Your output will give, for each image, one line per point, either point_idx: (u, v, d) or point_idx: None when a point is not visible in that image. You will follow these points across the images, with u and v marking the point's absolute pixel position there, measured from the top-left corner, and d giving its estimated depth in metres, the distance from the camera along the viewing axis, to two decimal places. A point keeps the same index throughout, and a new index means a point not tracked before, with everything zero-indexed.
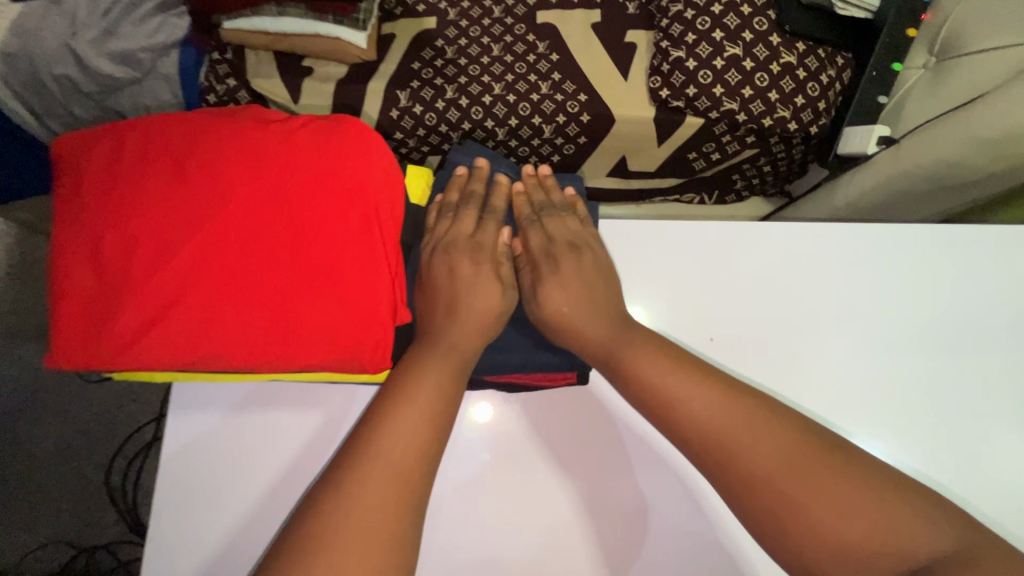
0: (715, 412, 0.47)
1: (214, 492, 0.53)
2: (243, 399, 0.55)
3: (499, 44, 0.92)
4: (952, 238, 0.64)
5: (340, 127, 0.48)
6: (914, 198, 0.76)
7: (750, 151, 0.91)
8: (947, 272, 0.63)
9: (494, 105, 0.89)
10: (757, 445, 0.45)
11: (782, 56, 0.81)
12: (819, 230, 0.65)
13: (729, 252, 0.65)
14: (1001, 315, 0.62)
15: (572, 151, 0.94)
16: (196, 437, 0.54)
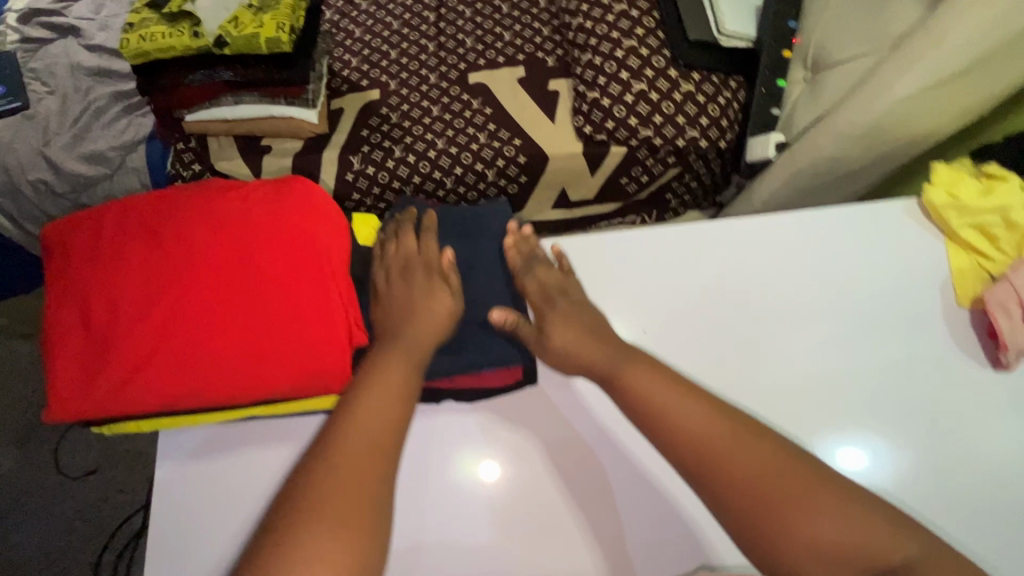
0: (693, 413, 0.53)
1: (200, 529, 0.56)
2: (227, 438, 0.60)
3: (438, 105, 1.03)
4: (854, 218, 0.70)
5: (288, 185, 0.55)
6: (817, 189, 0.87)
7: (673, 170, 1.01)
8: (857, 248, 0.69)
9: (440, 158, 0.98)
10: (749, 460, 0.50)
11: (681, 85, 0.93)
12: (737, 227, 0.71)
13: (662, 257, 0.70)
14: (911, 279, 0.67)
15: (517, 190, 1.02)
16: (184, 480, 0.58)
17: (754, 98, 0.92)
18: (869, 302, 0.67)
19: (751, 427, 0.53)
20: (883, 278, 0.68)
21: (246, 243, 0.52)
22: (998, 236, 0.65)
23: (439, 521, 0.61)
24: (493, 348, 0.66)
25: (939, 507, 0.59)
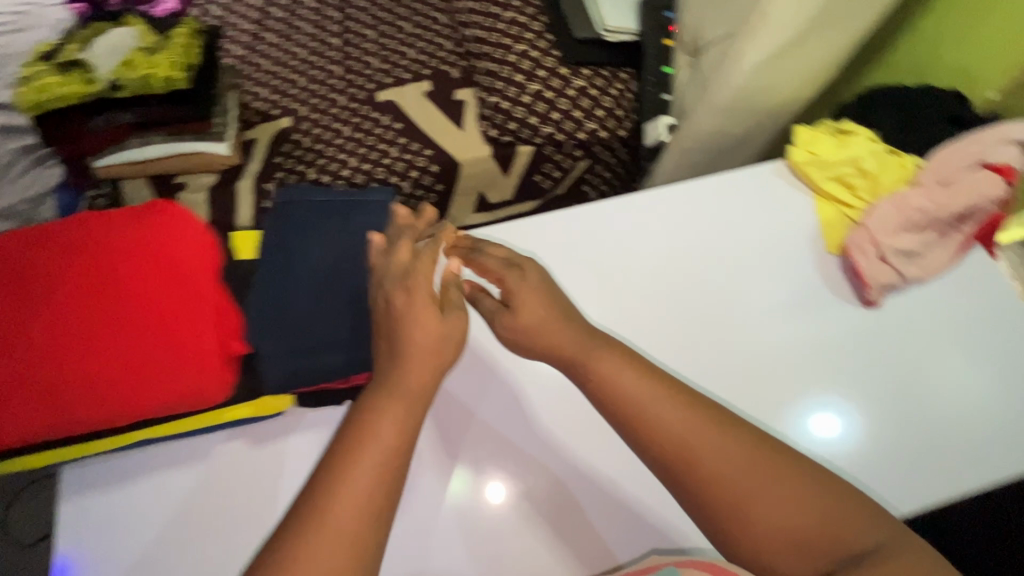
0: (677, 419, 0.47)
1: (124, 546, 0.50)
2: (158, 455, 0.53)
3: (349, 126, 1.06)
4: (732, 184, 0.74)
5: (156, 211, 0.56)
6: (708, 163, 0.92)
7: (583, 163, 1.05)
8: (740, 212, 0.72)
9: (354, 176, 1.01)
10: (717, 456, 0.46)
11: (573, 82, 0.98)
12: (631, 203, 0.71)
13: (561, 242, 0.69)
14: (791, 234, 0.71)
15: (435, 199, 1.06)
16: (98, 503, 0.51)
17: (645, 87, 0.97)
18: (756, 262, 0.70)
19: (732, 423, 0.48)
20: (768, 238, 0.71)
21: (113, 270, 0.52)
22: (855, 186, 0.70)
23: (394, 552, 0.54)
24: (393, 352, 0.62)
25: (852, 450, 0.60)
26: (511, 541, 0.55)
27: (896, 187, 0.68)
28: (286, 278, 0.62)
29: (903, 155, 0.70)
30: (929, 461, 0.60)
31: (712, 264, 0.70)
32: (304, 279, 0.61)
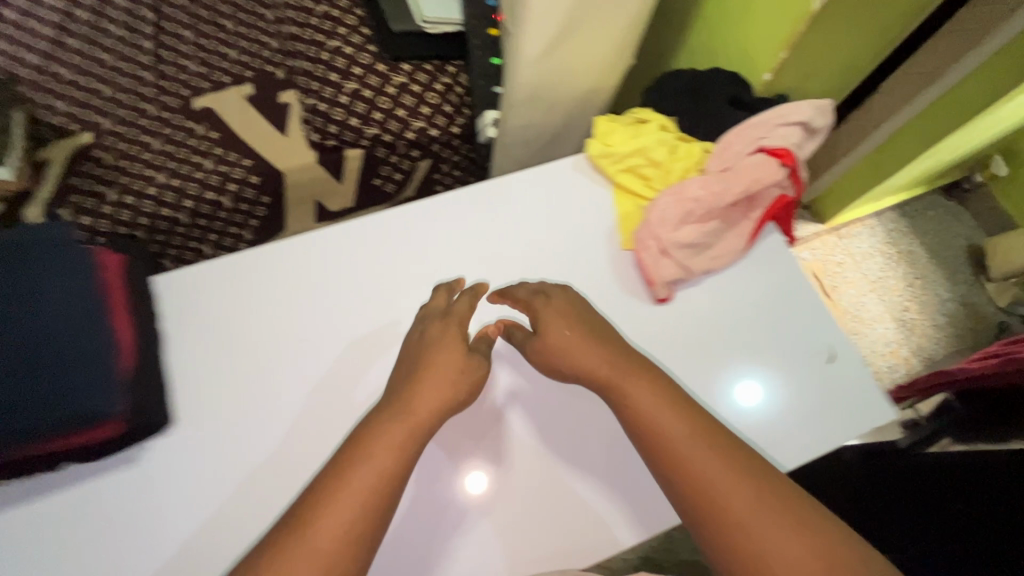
0: (709, 451, 0.47)
1: (144, 524, 0.56)
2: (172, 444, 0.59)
3: (160, 138, 0.96)
4: (529, 181, 0.70)
5: None
6: (540, 152, 0.88)
7: (424, 162, 1.00)
8: (540, 210, 0.69)
9: (163, 194, 0.92)
10: (717, 477, 0.46)
11: (393, 78, 0.92)
12: (421, 206, 0.69)
13: (349, 248, 0.67)
14: (590, 230, 0.68)
15: (265, 212, 0.99)
16: (116, 486, 0.57)
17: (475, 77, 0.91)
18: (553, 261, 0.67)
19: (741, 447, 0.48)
20: (572, 237, 0.68)
21: None
22: (649, 177, 0.68)
23: (411, 547, 0.59)
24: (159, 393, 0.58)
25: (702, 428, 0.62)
26: (528, 530, 0.61)
27: (686, 175, 0.67)
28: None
29: (694, 141, 0.68)
30: (761, 445, 0.60)
31: (505, 269, 0.67)
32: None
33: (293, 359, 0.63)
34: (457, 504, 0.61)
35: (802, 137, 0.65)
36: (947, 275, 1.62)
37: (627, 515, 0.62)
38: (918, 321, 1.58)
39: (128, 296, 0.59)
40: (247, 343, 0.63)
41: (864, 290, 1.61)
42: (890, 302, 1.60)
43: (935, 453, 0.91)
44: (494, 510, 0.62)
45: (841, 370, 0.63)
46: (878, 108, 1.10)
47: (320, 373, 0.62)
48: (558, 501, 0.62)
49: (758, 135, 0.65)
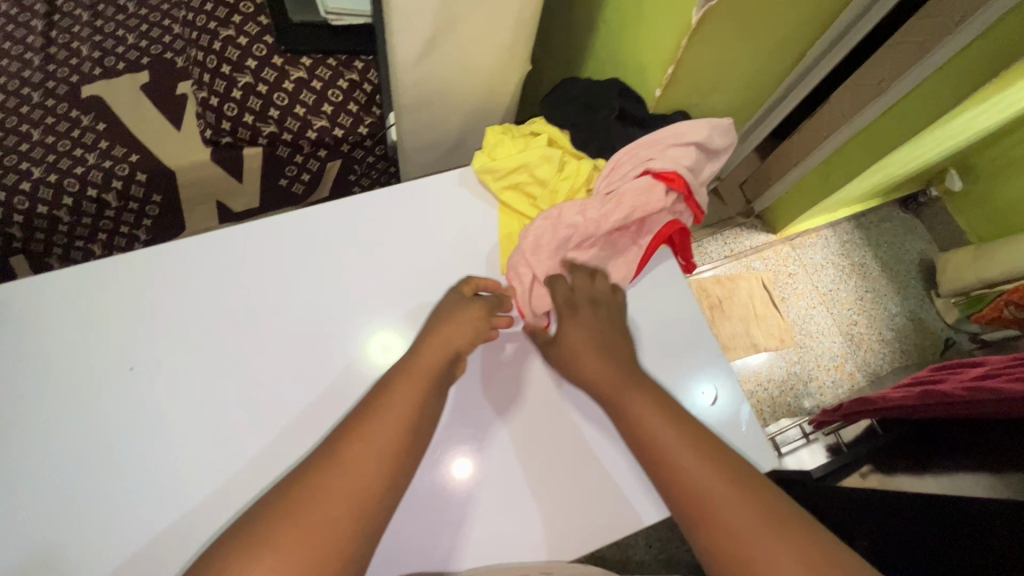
0: (711, 469, 0.43)
1: (99, 504, 0.51)
2: (142, 412, 0.54)
3: (40, 127, 0.89)
4: (407, 194, 0.64)
5: None
6: (447, 159, 0.81)
7: (333, 164, 0.94)
8: (416, 227, 0.63)
9: (38, 190, 0.84)
10: (702, 475, 0.42)
11: (290, 73, 0.86)
12: (288, 220, 0.62)
13: (204, 263, 0.60)
14: (470, 249, 0.63)
15: (158, 211, 0.92)
16: (66, 460, 0.52)
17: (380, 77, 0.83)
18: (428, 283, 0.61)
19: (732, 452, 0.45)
20: (450, 258, 0.63)
21: None
22: (535, 195, 0.63)
23: (402, 536, 0.51)
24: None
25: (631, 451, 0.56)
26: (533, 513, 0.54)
27: (573, 195, 0.62)
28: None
29: (583, 158, 0.64)
30: None
31: (376, 295, 0.61)
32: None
33: (114, 388, 0.55)
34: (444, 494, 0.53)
35: (697, 159, 0.61)
36: (898, 288, 1.52)
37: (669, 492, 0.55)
38: (866, 334, 1.48)
39: None
40: (188, 324, 0.58)
41: (813, 301, 1.50)
42: (838, 315, 1.50)
43: (849, 485, 0.88)
44: (490, 494, 0.54)
45: (728, 409, 0.59)
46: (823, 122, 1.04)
47: (203, 379, 0.56)
48: (568, 479, 0.55)
49: (649, 156, 0.60)
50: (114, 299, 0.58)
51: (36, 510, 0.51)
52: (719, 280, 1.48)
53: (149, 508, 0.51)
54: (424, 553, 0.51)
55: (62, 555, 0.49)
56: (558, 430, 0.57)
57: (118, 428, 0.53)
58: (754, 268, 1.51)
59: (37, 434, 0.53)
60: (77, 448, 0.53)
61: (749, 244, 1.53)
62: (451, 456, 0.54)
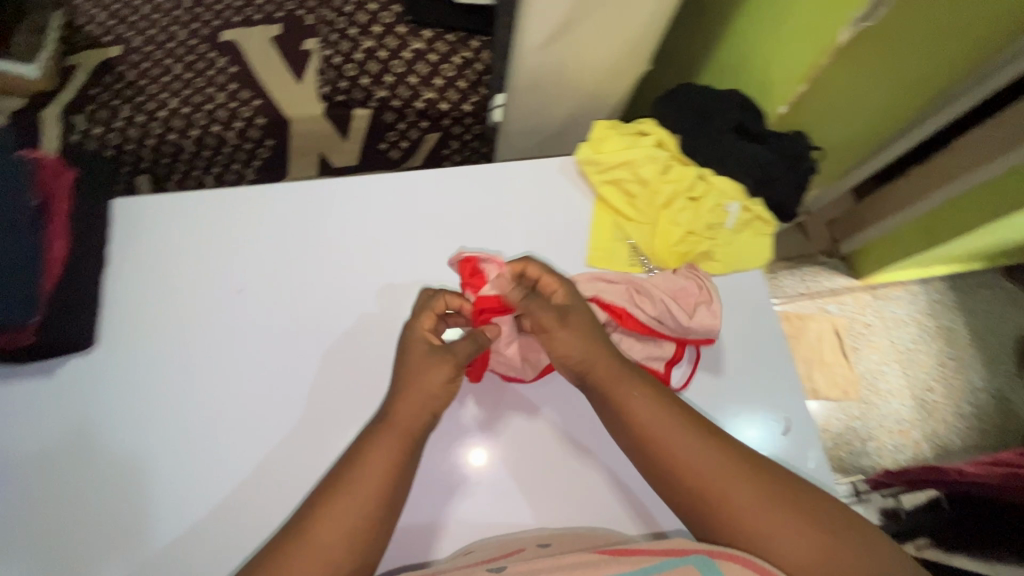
0: (725, 474, 0.44)
1: (177, 418, 0.55)
2: (219, 343, 0.58)
3: (181, 63, 0.97)
4: (506, 171, 0.66)
5: None
6: (544, 144, 0.82)
7: (432, 135, 0.97)
8: (510, 205, 0.65)
9: (173, 119, 0.93)
10: (720, 481, 0.43)
11: (411, 43, 0.91)
12: (391, 179, 0.65)
13: (306, 206, 0.63)
14: (559, 235, 0.64)
15: (267, 154, 0.98)
16: (155, 371, 0.57)
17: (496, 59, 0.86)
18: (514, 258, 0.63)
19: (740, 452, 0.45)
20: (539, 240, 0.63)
21: None
22: (633, 194, 0.63)
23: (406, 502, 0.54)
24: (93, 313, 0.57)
25: None
26: (553, 495, 0.56)
27: (673, 199, 0.62)
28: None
29: (689, 165, 0.62)
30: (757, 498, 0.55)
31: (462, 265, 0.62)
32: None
33: (220, 306, 0.59)
34: (470, 465, 0.56)
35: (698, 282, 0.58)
36: (988, 362, 1.40)
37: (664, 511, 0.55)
38: (941, 404, 1.37)
39: (70, 205, 0.55)
40: (283, 263, 0.61)
41: (887, 357, 1.40)
42: (912, 377, 1.39)
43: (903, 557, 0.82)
44: (492, 476, 0.56)
45: (794, 448, 0.57)
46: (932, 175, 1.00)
47: (284, 318, 0.59)
48: (569, 483, 0.56)
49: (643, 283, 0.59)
50: (227, 226, 0.62)
51: (134, 403, 0.55)
52: (788, 317, 1.40)
53: (231, 422, 0.55)
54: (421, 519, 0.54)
55: (144, 457, 0.54)
56: (592, 427, 0.58)
57: (216, 344, 0.58)
58: (828, 311, 1.42)
59: (136, 337, 0.57)
60: (165, 356, 0.57)
61: (828, 285, 1.42)
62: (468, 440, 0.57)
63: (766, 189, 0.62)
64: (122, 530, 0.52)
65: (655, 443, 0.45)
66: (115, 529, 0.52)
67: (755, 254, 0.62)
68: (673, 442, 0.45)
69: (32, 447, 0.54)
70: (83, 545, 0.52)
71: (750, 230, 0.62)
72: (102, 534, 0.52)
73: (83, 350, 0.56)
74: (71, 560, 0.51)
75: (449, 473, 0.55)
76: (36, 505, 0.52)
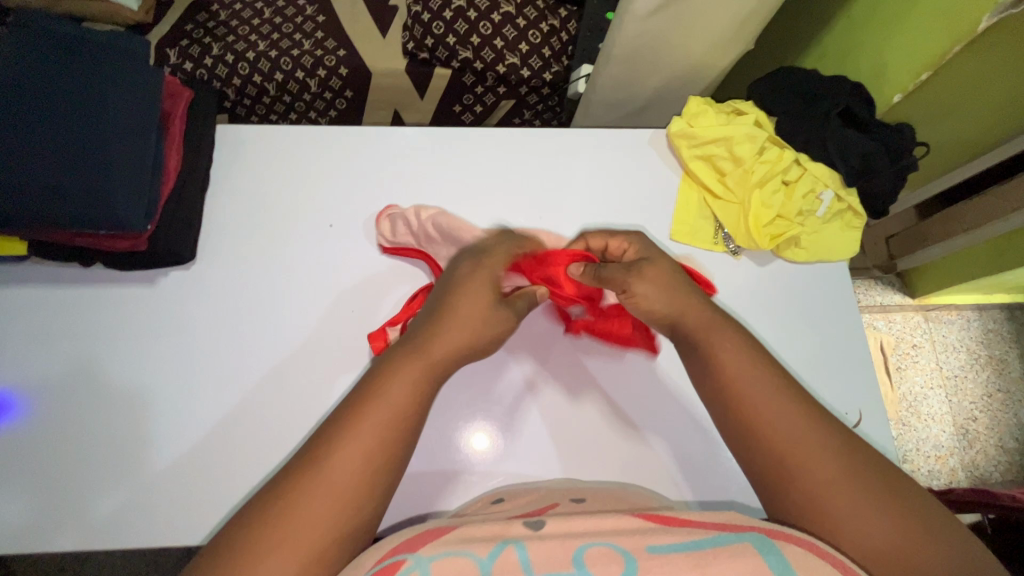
0: (808, 441, 0.40)
1: (265, 345, 0.57)
2: (308, 277, 0.59)
3: (271, 8, 0.99)
4: (595, 137, 0.66)
5: None
6: (625, 118, 0.81)
7: (507, 102, 0.97)
8: (599, 171, 0.65)
9: (259, 61, 0.94)
10: (802, 451, 0.40)
11: (501, 6, 0.91)
12: (481, 133, 0.65)
13: (397, 150, 0.64)
14: (644, 205, 0.63)
15: (345, 105, 0.99)
16: (247, 298, 0.58)
17: (583, 28, 0.86)
18: (597, 222, 0.63)
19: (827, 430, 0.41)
20: (624, 207, 0.63)
21: None
22: (724, 172, 0.63)
23: (427, 473, 0.54)
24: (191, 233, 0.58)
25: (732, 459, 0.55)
26: (569, 462, 0.55)
27: (767, 180, 0.61)
28: (21, 127, 0.50)
29: (786, 149, 0.62)
30: None
31: (544, 227, 0.62)
32: (45, 137, 0.50)
33: (313, 237, 0.61)
34: (478, 442, 0.55)
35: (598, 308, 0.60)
36: None
37: (698, 477, 0.55)
38: (986, 436, 1.15)
39: (186, 129, 0.60)
40: (369, 203, 0.62)
41: (931, 381, 1.18)
42: (957, 405, 1.17)
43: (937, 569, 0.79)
44: (508, 451, 0.55)
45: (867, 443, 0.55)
46: (972, 213, 0.96)
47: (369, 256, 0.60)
48: (593, 456, 0.56)
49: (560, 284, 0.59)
50: (322, 163, 0.64)
51: (224, 320, 0.57)
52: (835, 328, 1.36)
53: (312, 352, 0.56)
54: (447, 490, 0.54)
55: (230, 378, 0.55)
56: (607, 406, 0.57)
57: (304, 275, 0.59)
58: (875, 328, 1.20)
59: (230, 262, 0.59)
60: (260, 283, 0.59)
61: (880, 300, 1.20)
62: (477, 420, 0.56)
63: (866, 179, 0.61)
64: (196, 441, 0.53)
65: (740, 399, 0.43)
66: (191, 439, 0.53)
67: (843, 246, 0.61)
68: (766, 405, 0.42)
69: (123, 350, 0.56)
70: (159, 450, 0.53)
71: (839, 221, 0.62)
72: (179, 442, 0.53)
73: (183, 265, 0.58)
74: (147, 464, 0.52)
75: (462, 449, 0.55)
76: (120, 406, 0.54)
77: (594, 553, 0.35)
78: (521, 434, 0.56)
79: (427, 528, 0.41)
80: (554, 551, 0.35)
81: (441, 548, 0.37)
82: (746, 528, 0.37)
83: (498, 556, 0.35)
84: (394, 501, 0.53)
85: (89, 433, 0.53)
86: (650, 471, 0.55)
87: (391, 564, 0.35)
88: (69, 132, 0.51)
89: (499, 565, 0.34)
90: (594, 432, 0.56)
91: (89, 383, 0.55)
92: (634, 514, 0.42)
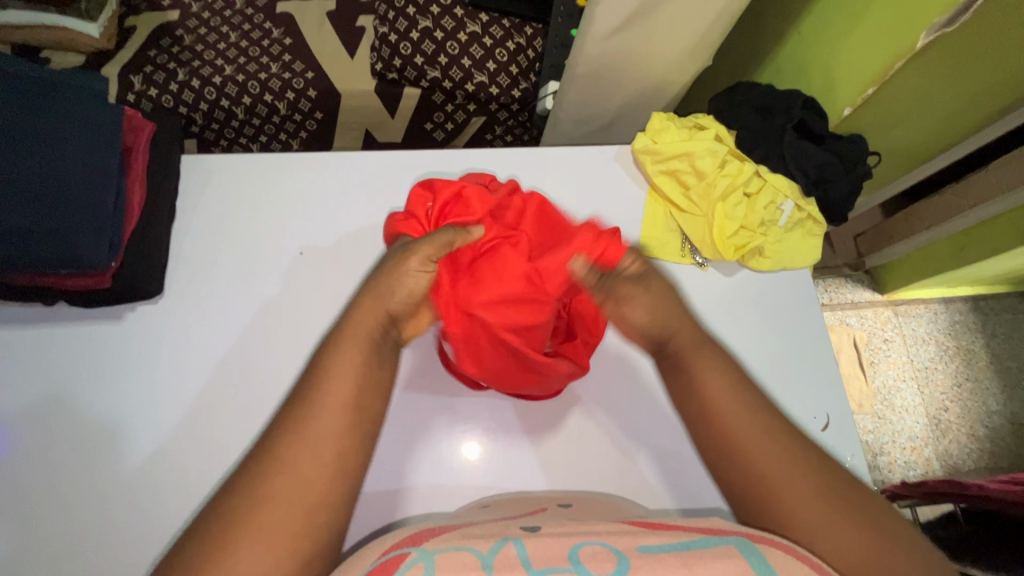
0: (785, 462, 0.41)
1: (235, 377, 0.56)
2: (277, 305, 0.59)
3: (237, 30, 0.99)
4: (563, 155, 0.67)
5: None
6: (590, 135, 0.83)
7: (477, 119, 0.98)
8: (567, 189, 0.66)
9: (226, 86, 0.93)
10: (785, 470, 0.40)
11: (466, 25, 0.91)
12: (450, 155, 0.66)
13: (366, 174, 0.65)
14: (613, 220, 0.65)
15: (315, 127, 0.99)
16: (217, 326, 0.58)
17: (548, 45, 0.87)
18: None
19: (812, 455, 0.42)
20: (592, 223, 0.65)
21: None
22: (689, 186, 0.64)
23: (412, 492, 0.54)
24: (158, 266, 0.57)
25: None
26: (552, 470, 0.56)
27: (728, 193, 0.63)
28: None
29: (746, 161, 0.64)
30: None
31: None
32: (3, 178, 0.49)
33: (283, 267, 0.60)
34: (467, 454, 0.56)
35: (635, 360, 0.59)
36: None
37: (684, 484, 0.56)
38: (957, 425, 1.18)
39: (147, 164, 0.59)
40: (338, 227, 0.62)
41: (903, 374, 1.21)
42: (930, 396, 1.20)
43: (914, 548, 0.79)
44: (499, 460, 0.56)
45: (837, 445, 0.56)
46: (934, 209, 0.98)
47: (336, 280, 0.60)
48: (583, 461, 0.56)
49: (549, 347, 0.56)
50: (290, 188, 0.64)
51: (196, 353, 0.57)
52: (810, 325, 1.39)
53: (284, 383, 0.56)
54: (431, 508, 0.54)
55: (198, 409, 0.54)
56: (603, 415, 0.58)
57: (275, 300, 0.59)
58: (847, 325, 1.22)
59: (198, 292, 0.59)
60: (229, 312, 0.58)
61: (850, 298, 1.23)
62: (468, 430, 0.57)
63: (823, 189, 0.63)
64: (165, 473, 0.52)
65: (710, 400, 0.44)
66: (164, 475, 0.52)
67: (805, 253, 0.63)
68: (745, 419, 0.43)
69: (92, 388, 0.55)
70: (138, 489, 0.52)
71: (801, 230, 0.64)
72: (153, 482, 0.52)
73: (150, 299, 0.57)
74: (120, 504, 0.51)
75: (448, 465, 0.55)
76: (87, 447, 0.53)
77: (589, 551, 0.35)
78: (514, 444, 0.56)
79: (425, 528, 0.42)
80: (548, 548, 0.36)
81: (443, 544, 0.37)
82: (725, 533, 0.38)
83: (499, 552, 0.35)
84: (369, 517, 0.53)
85: (58, 476, 0.52)
86: (638, 477, 0.56)
87: (396, 557, 0.35)
88: (27, 171, 0.50)
89: (500, 560, 0.34)
90: (589, 437, 0.57)
91: (58, 418, 0.54)
92: (621, 521, 0.43)
